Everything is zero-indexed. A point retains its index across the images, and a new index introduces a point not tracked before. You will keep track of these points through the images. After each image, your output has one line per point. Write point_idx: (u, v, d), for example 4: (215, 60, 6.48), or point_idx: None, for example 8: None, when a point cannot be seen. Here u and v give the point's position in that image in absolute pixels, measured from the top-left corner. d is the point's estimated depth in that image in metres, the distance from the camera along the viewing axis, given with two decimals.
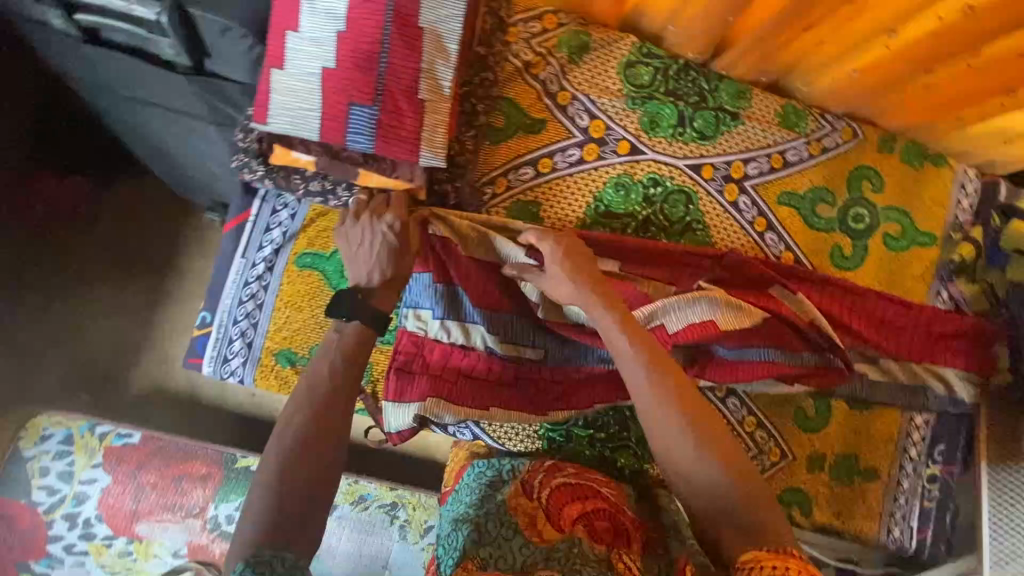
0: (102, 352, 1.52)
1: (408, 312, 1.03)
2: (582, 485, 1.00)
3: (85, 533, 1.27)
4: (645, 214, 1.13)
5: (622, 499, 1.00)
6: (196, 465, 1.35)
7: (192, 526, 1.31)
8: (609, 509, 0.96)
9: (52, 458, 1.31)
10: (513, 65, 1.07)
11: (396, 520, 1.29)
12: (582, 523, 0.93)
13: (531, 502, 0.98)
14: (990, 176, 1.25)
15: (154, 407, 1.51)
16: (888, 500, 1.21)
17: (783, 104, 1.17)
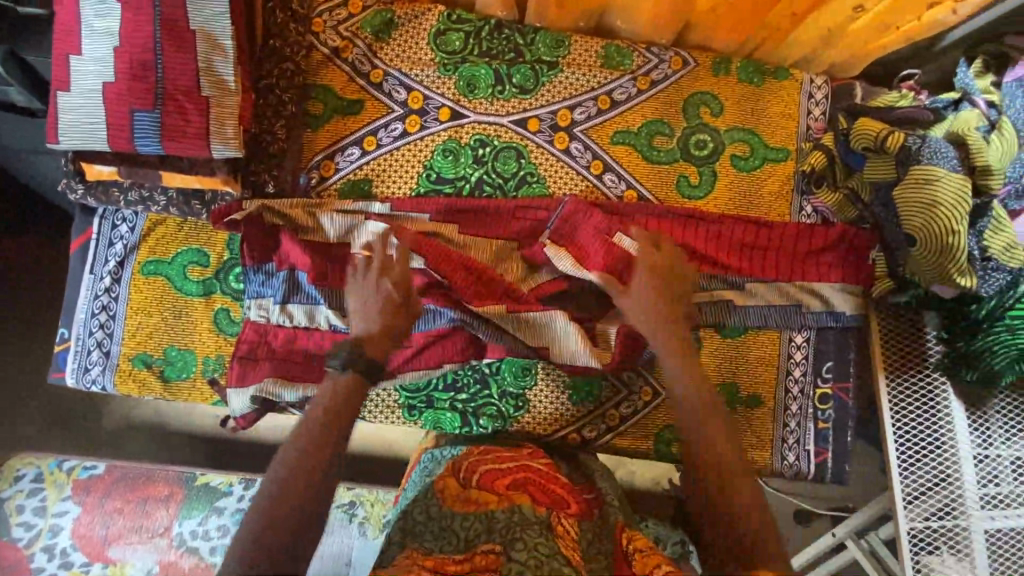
0: (74, 397, 1.53)
1: (251, 302, 1.07)
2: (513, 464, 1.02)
3: (62, 562, 1.26)
4: (477, 175, 1.15)
5: (553, 470, 1.03)
6: (159, 487, 1.34)
7: (160, 545, 1.30)
8: (539, 479, 0.99)
9: (26, 496, 1.30)
10: (322, 52, 1.11)
11: (355, 518, 1.32)
12: (519, 491, 0.94)
13: (459, 483, 0.98)
14: (841, 81, 1.21)
15: (132, 438, 1.53)
16: (778, 427, 1.18)
17: (604, 45, 1.17)
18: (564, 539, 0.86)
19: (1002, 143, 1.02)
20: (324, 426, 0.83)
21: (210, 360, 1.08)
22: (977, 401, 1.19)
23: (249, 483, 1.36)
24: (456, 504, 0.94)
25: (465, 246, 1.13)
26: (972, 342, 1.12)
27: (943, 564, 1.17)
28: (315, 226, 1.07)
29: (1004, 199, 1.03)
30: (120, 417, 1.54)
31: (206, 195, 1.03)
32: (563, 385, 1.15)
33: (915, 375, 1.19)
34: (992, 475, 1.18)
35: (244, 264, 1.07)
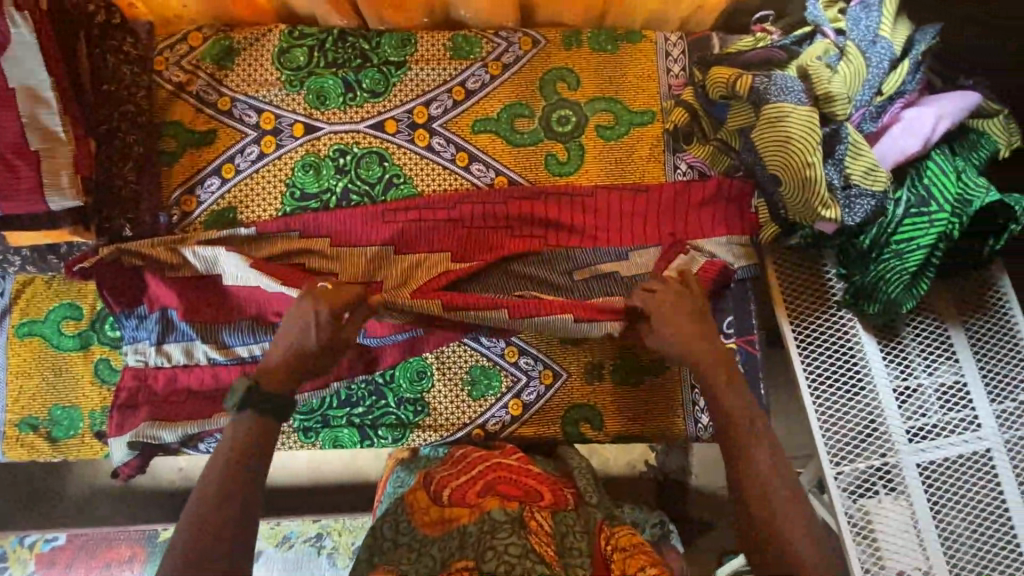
0: (34, 468, 1.47)
1: (127, 348, 1.06)
2: (482, 465, 1.01)
3: None
4: (341, 185, 1.13)
5: (524, 461, 1.04)
6: (120, 549, 1.30)
7: None
8: (511, 475, 1.00)
9: None
10: (166, 89, 1.11)
11: (323, 549, 1.28)
12: (490, 495, 0.94)
13: (430, 496, 0.97)
14: (696, 33, 1.20)
15: (98, 503, 1.45)
16: (687, 389, 1.14)
17: (451, 37, 1.17)
18: (539, 534, 0.86)
19: (849, 69, 1.00)
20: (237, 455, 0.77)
21: (97, 414, 1.07)
22: (888, 333, 1.16)
23: None
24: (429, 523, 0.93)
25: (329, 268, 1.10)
26: (866, 274, 1.08)
27: (881, 506, 1.10)
28: (180, 261, 1.06)
29: (858, 123, 1.02)
30: (82, 483, 1.46)
31: (62, 248, 1.04)
32: (462, 382, 1.12)
33: (819, 316, 1.16)
34: (918, 407, 1.14)
35: (113, 311, 1.06)
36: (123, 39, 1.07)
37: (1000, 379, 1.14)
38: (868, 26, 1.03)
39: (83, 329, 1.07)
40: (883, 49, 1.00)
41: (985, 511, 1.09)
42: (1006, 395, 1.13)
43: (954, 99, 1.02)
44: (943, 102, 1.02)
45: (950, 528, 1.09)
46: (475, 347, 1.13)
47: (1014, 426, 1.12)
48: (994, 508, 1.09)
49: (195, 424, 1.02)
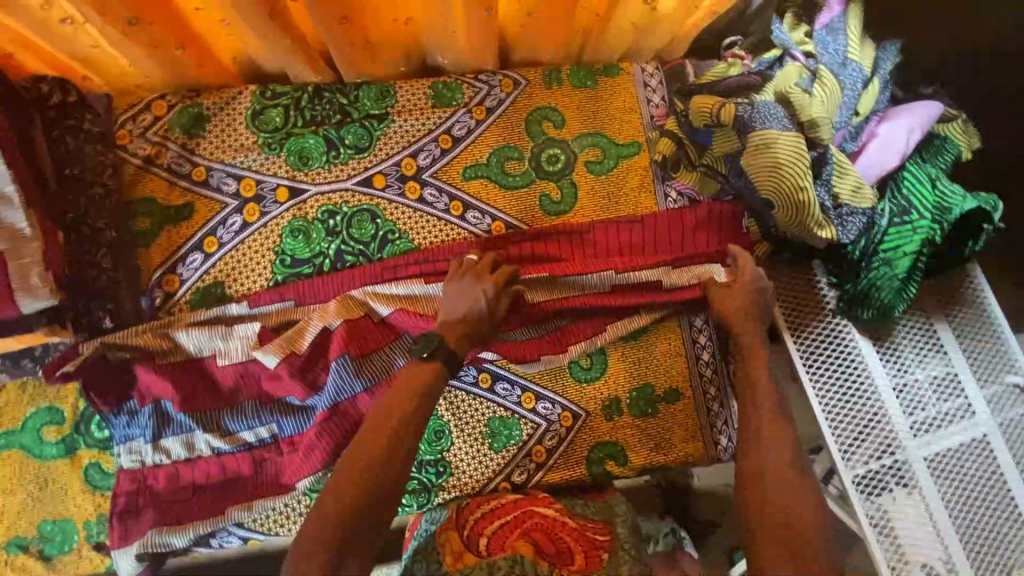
0: None
1: (120, 448, 0.98)
2: (521, 511, 1.04)
3: None
4: (334, 247, 1.09)
5: (561, 511, 1.05)
6: None
7: None
8: (546, 523, 1.03)
9: None
10: (134, 165, 1.04)
11: None
12: (526, 543, 1.00)
13: (466, 543, 1.01)
14: (671, 63, 1.22)
15: None
16: (702, 413, 1.15)
17: (431, 84, 1.15)
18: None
19: (825, 93, 1.03)
20: (398, 426, 0.87)
21: (94, 522, 0.98)
22: (881, 334, 1.22)
23: None
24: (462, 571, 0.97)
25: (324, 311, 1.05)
26: (858, 282, 1.13)
27: (896, 502, 1.15)
28: (173, 346, 1.00)
29: (841, 142, 1.05)
30: None
31: (36, 349, 0.96)
32: (481, 435, 1.10)
33: (816, 324, 1.20)
34: (917, 402, 1.20)
35: (99, 411, 0.98)
36: (82, 118, 1.00)
37: (983, 365, 1.22)
38: (836, 50, 1.07)
39: (67, 433, 0.99)
40: (854, 73, 1.05)
41: (992, 492, 1.15)
42: (991, 380, 1.21)
43: (921, 110, 1.09)
44: (912, 114, 1.08)
45: (963, 515, 1.14)
46: (490, 397, 1.10)
47: (1002, 408, 1.20)
48: (999, 488, 1.15)
49: (206, 523, 0.98)
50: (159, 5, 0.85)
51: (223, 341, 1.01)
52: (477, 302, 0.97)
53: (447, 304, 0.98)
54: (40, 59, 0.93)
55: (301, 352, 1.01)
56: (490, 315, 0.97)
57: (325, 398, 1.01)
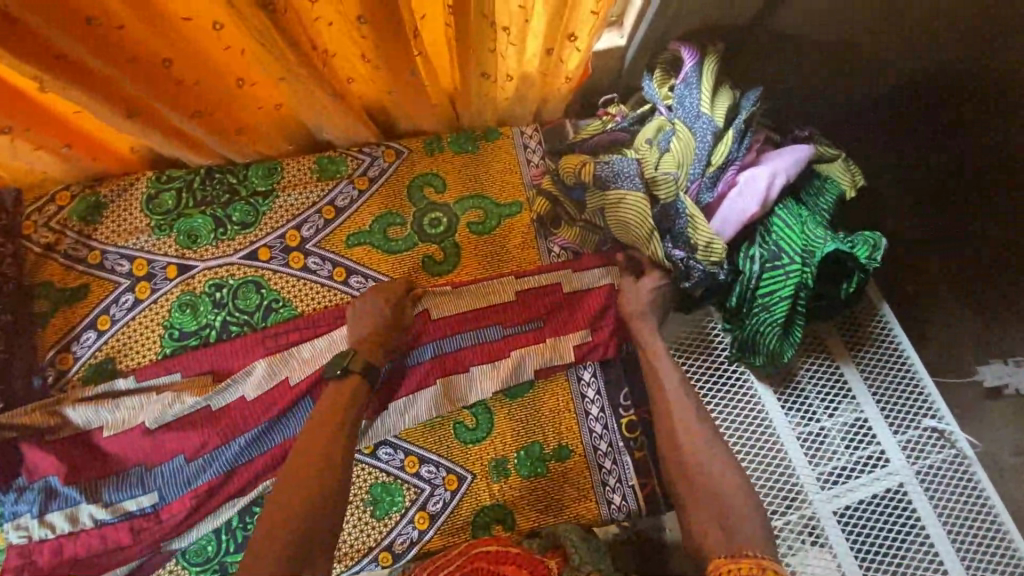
0: None
1: (8, 524, 1.00)
2: (462, 560, 0.98)
3: None
4: (220, 318, 1.13)
5: (501, 543, 1.00)
6: None
7: None
8: (490, 559, 0.97)
9: None
10: (35, 252, 1.12)
11: None
12: None
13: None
14: (551, 122, 1.27)
15: None
16: (594, 470, 1.12)
17: (316, 159, 1.22)
18: None
19: (680, 146, 1.06)
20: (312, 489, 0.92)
21: None
22: (783, 380, 1.18)
23: None
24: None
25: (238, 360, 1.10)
26: (743, 328, 1.11)
27: (806, 561, 1.08)
28: (59, 422, 1.04)
29: (698, 194, 1.07)
30: None
31: None
32: (363, 502, 1.09)
33: (711, 369, 1.17)
34: (824, 451, 1.13)
35: None
36: None
37: (899, 409, 1.15)
38: (690, 104, 1.10)
39: None
40: (706, 123, 1.07)
41: (910, 546, 1.07)
42: (907, 424, 1.14)
43: (788, 155, 1.08)
44: (775, 158, 1.08)
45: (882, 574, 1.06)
46: (373, 462, 1.11)
47: (920, 454, 1.12)
48: (917, 544, 1.08)
49: None
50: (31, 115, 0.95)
51: (110, 411, 1.05)
52: (383, 313, 1.07)
53: (353, 322, 1.07)
54: None
55: (211, 409, 1.05)
56: (397, 323, 1.08)
57: (219, 466, 1.04)
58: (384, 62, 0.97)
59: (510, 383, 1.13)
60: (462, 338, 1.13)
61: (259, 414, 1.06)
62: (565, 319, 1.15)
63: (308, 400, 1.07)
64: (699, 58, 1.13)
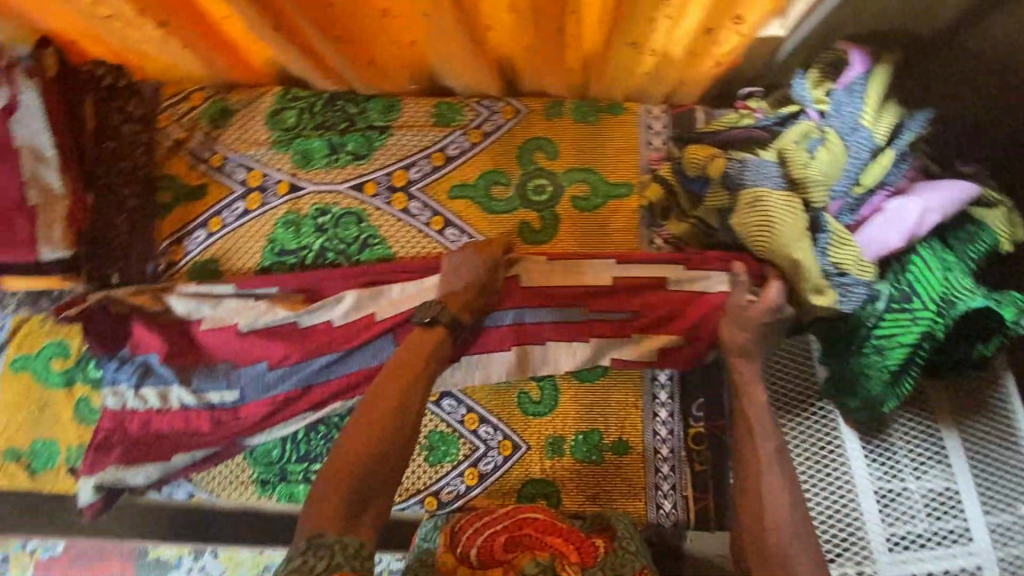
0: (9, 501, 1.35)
1: (107, 389, 1.10)
2: (510, 521, 0.96)
3: None
4: (319, 243, 1.17)
5: (548, 513, 0.99)
6: (110, 566, 1.36)
7: None
8: (538, 527, 0.96)
9: None
10: (165, 145, 1.18)
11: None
12: (518, 548, 0.92)
13: (459, 559, 0.92)
14: (681, 107, 1.19)
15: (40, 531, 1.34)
16: (649, 472, 1.10)
17: (435, 104, 1.20)
18: None
19: (829, 155, 0.97)
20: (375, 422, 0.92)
21: (73, 449, 1.12)
22: (874, 431, 1.09)
23: (196, 555, 1.35)
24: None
25: (329, 286, 1.13)
26: (847, 368, 1.03)
27: None
28: (164, 307, 1.11)
29: (837, 214, 0.99)
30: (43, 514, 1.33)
31: (55, 292, 1.10)
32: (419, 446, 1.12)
33: (798, 404, 1.11)
34: (903, 514, 1.06)
35: (97, 354, 1.11)
36: (129, 100, 1.15)
37: (999, 492, 1.04)
38: (850, 113, 1.00)
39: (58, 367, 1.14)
40: (864, 139, 0.98)
41: None
42: (1002, 509, 1.04)
43: (949, 189, 0.98)
44: (934, 190, 0.98)
45: None
46: (436, 411, 1.13)
47: (1008, 543, 1.03)
48: None
49: (160, 469, 1.09)
50: (189, 10, 0.97)
51: (209, 308, 1.11)
52: (479, 271, 1.05)
53: (449, 272, 1.07)
54: (102, 47, 1.10)
55: (297, 325, 1.10)
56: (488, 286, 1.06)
57: (294, 381, 1.08)
58: (533, 15, 0.93)
59: (585, 366, 1.10)
60: (545, 312, 1.08)
61: (338, 342, 1.09)
62: (654, 316, 1.09)
63: (385, 339, 1.09)
64: (869, 66, 1.03)
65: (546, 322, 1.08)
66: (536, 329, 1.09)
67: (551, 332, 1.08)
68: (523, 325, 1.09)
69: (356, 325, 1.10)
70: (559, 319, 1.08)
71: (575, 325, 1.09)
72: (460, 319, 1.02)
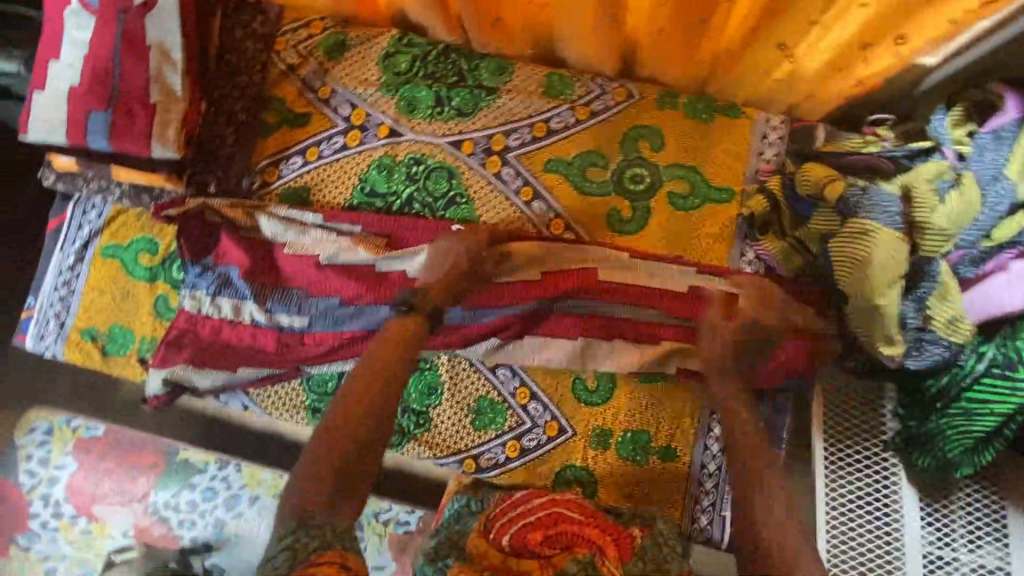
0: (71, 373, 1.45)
1: (186, 292, 1.14)
2: (542, 513, 0.93)
3: (55, 511, 1.36)
4: (407, 192, 1.17)
5: (581, 506, 0.95)
6: (145, 455, 1.39)
7: (136, 509, 1.36)
8: (572, 521, 0.93)
9: (35, 446, 1.39)
10: (278, 68, 1.20)
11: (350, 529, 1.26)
12: (555, 540, 0.89)
13: (491, 542, 0.91)
14: (800, 123, 1.14)
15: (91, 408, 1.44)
16: (692, 484, 1.08)
17: (548, 74, 1.17)
18: None
19: (959, 200, 0.91)
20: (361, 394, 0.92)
21: (145, 341, 1.17)
22: (937, 494, 1.04)
23: (224, 464, 1.37)
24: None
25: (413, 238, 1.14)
26: (928, 425, 1.00)
27: None
28: (254, 225, 1.14)
29: (955, 263, 0.94)
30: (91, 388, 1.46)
31: (155, 190, 1.14)
32: (467, 409, 1.12)
33: (864, 451, 1.07)
34: None
35: (182, 256, 1.15)
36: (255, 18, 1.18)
37: None
38: (993, 160, 0.93)
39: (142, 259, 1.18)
40: (1004, 191, 0.91)
41: None
42: None
43: None
44: None
45: None
46: (490, 378, 1.13)
47: None
48: None
49: (225, 377, 1.14)
50: None
51: (295, 235, 1.14)
52: (454, 260, 1.05)
53: (429, 263, 1.07)
54: None
55: (375, 269, 1.12)
56: (473, 269, 1.06)
57: (364, 320, 1.11)
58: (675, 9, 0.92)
59: (650, 369, 1.08)
60: (621, 308, 1.08)
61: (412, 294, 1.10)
62: None
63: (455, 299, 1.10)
64: None
65: (620, 315, 1.09)
66: (609, 320, 1.09)
67: (627, 324, 1.09)
68: (597, 314, 1.09)
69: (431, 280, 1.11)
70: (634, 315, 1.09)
71: (650, 324, 1.08)
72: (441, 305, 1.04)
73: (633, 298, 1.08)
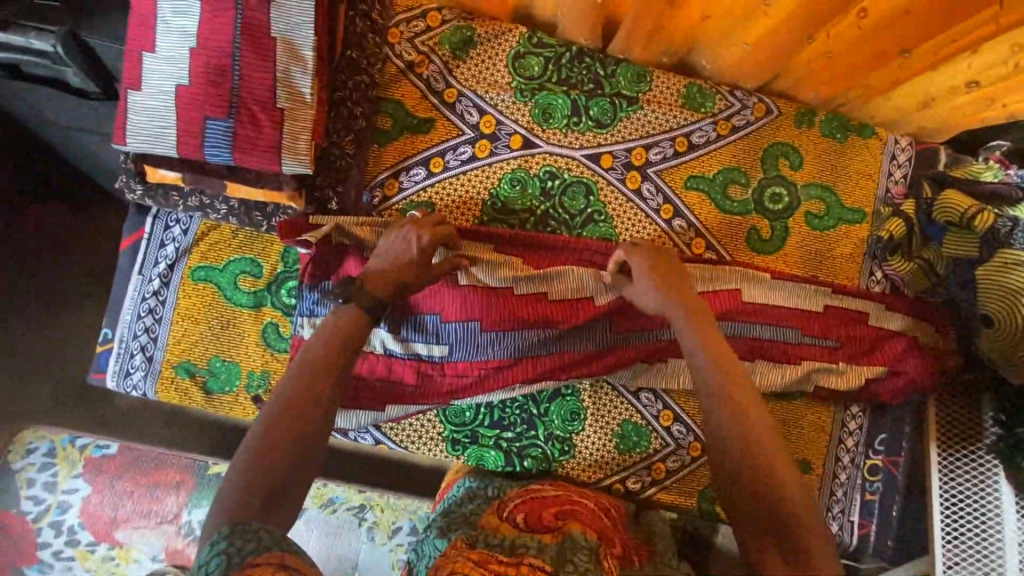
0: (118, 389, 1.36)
1: (301, 320, 1.02)
2: (558, 501, 0.95)
3: (69, 539, 1.19)
4: (543, 208, 1.10)
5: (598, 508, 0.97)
6: (168, 473, 1.25)
7: (168, 531, 1.22)
8: (585, 512, 0.94)
9: (37, 470, 1.23)
10: (396, 65, 1.06)
11: (364, 521, 1.26)
12: (568, 520, 0.88)
13: (503, 520, 0.89)
14: (926, 145, 1.17)
15: (152, 417, 1.41)
16: (824, 494, 1.17)
17: (687, 84, 1.12)
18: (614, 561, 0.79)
19: None
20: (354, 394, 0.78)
21: (255, 375, 1.05)
22: None
23: None
24: (474, 559, 0.71)
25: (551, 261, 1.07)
26: None
27: None
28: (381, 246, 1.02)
29: None
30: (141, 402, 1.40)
31: (267, 207, 1.00)
32: (612, 433, 1.12)
33: (966, 455, 1.09)
34: None
35: (301, 281, 1.03)
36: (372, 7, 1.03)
37: None
38: None
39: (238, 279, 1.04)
40: None
41: None
42: None
43: None
44: None
45: None
46: (632, 401, 1.12)
47: None
48: None
49: (369, 415, 1.07)
50: None
51: None
52: (409, 251, 0.92)
53: (379, 252, 0.93)
54: None
55: (515, 293, 1.04)
56: (425, 263, 0.93)
57: (508, 347, 1.05)
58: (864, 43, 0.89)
59: (789, 388, 1.12)
60: (764, 327, 1.11)
61: (557, 317, 1.04)
62: (861, 349, 1.13)
63: (602, 324, 1.07)
64: None
65: (764, 338, 1.11)
66: (755, 343, 1.11)
67: (777, 345, 1.11)
68: (742, 337, 1.10)
69: (576, 304, 1.05)
70: (774, 336, 1.11)
71: (791, 345, 1.12)
72: (385, 299, 0.89)
73: (696, 307, 0.90)
